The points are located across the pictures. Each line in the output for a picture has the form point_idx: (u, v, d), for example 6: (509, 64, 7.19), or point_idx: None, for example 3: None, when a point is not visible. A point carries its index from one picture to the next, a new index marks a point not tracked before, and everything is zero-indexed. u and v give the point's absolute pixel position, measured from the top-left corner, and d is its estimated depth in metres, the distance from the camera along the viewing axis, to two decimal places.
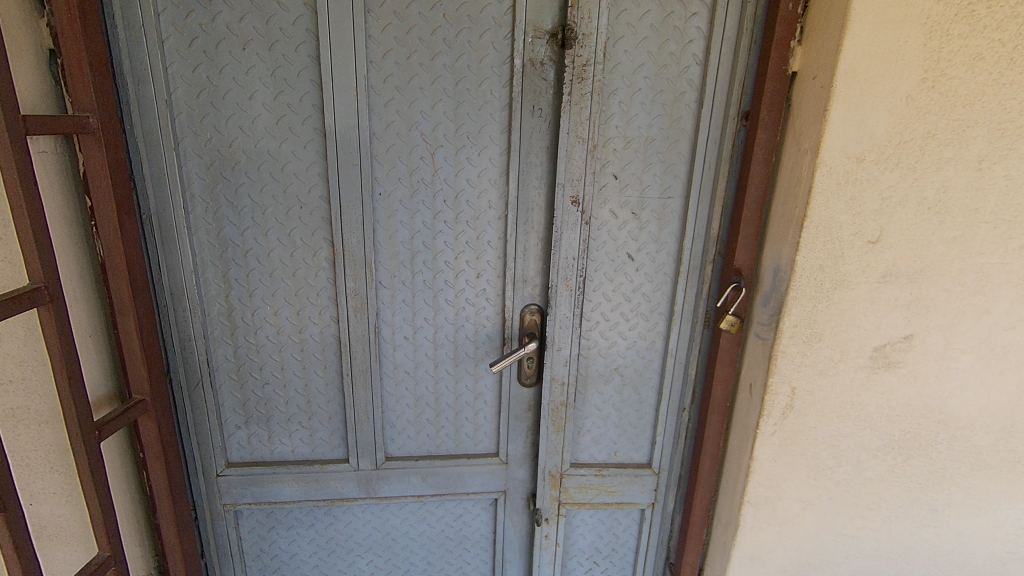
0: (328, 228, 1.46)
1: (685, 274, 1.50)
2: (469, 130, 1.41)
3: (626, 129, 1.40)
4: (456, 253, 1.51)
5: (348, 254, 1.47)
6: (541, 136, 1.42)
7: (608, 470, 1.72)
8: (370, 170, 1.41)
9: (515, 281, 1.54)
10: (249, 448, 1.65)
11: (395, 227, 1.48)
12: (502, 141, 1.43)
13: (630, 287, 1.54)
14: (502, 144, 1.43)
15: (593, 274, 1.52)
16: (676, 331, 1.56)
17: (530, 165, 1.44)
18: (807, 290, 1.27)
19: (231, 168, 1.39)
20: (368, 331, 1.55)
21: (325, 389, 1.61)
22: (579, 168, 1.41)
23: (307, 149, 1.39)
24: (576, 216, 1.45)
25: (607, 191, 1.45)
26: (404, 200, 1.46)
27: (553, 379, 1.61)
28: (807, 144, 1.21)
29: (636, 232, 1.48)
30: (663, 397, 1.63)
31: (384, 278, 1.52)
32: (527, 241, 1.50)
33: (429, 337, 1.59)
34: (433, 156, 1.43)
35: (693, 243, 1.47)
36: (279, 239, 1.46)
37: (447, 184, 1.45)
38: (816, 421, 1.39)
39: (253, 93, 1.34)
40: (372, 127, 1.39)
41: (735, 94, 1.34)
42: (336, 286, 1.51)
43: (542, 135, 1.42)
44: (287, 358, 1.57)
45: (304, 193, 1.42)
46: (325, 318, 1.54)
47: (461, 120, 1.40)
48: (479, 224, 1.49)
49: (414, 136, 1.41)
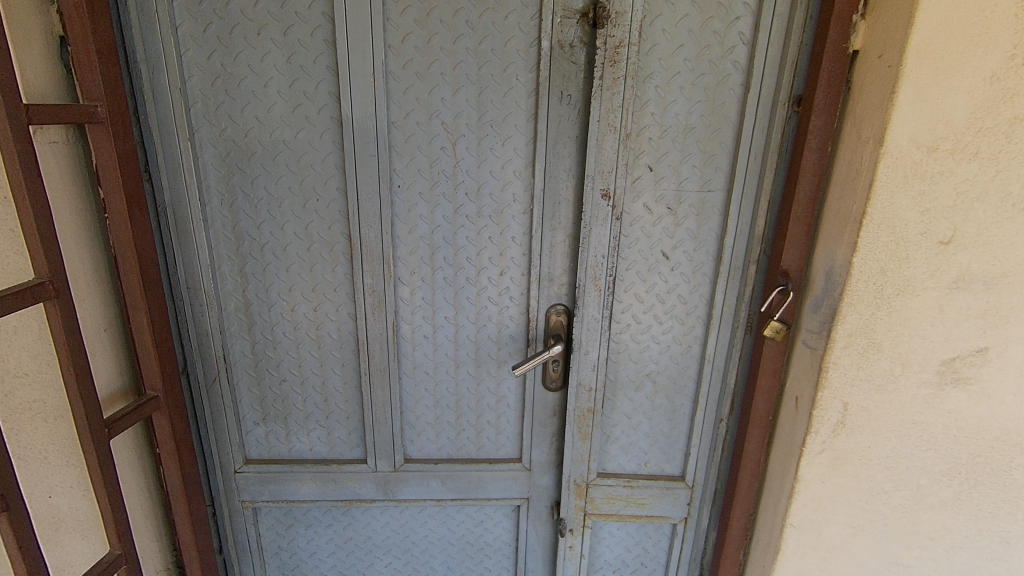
0: (345, 221, 1.40)
1: (726, 275, 1.38)
2: (493, 119, 1.33)
3: (663, 117, 1.28)
4: (479, 249, 1.44)
5: (366, 249, 1.41)
6: (569, 125, 1.32)
7: (637, 482, 1.62)
8: (389, 160, 1.35)
9: (540, 279, 1.46)
10: (266, 445, 1.62)
11: (414, 222, 1.41)
12: (527, 130, 1.34)
13: (664, 288, 1.43)
14: (529, 133, 1.34)
15: (625, 274, 1.41)
16: (715, 336, 1.44)
17: (558, 156, 1.34)
18: (863, 296, 1.14)
19: (247, 159, 1.35)
20: (386, 329, 1.49)
21: (343, 388, 1.57)
22: (611, 159, 1.30)
23: (324, 139, 1.33)
24: (607, 211, 1.34)
25: (641, 185, 1.33)
26: (424, 193, 1.38)
27: (580, 384, 1.51)
28: (868, 133, 1.07)
29: (671, 229, 1.37)
30: (698, 407, 1.51)
31: (403, 274, 1.46)
32: (554, 238, 1.41)
33: (450, 337, 1.53)
34: (454, 147, 1.35)
35: (736, 241, 1.34)
36: (296, 233, 1.41)
37: (469, 176, 1.37)
38: (870, 441, 1.26)
39: (268, 80, 1.29)
40: (390, 116, 1.32)
41: (787, 77, 1.20)
42: (354, 282, 1.45)
43: (571, 123, 1.32)
44: (304, 354, 1.53)
45: (320, 185, 1.37)
46: (342, 315, 1.49)
47: (484, 108, 1.32)
48: (502, 218, 1.41)
49: (434, 125, 1.33)
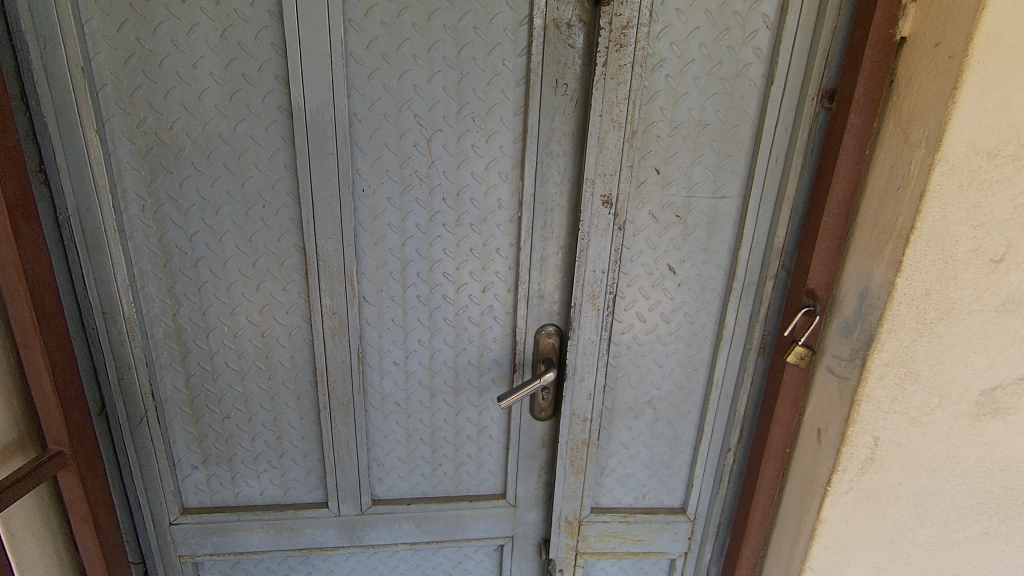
0: (298, 232, 1.17)
1: (739, 291, 1.22)
2: (475, 111, 1.13)
3: (673, 111, 1.11)
4: (458, 263, 1.24)
5: (324, 265, 1.19)
6: (564, 120, 1.14)
7: (634, 517, 1.46)
8: (351, 159, 1.13)
9: (529, 297, 1.27)
10: (208, 491, 1.39)
11: (381, 231, 1.20)
12: (516, 125, 1.15)
13: (669, 306, 1.26)
14: (517, 129, 1.15)
15: (626, 290, 1.24)
16: (724, 358, 1.28)
17: (551, 156, 1.16)
18: (905, 321, 1.00)
19: (173, 156, 1.10)
20: (349, 356, 1.28)
21: (298, 423, 1.35)
22: (614, 160, 1.12)
23: (270, 133, 1.10)
24: (608, 220, 1.16)
25: (646, 189, 1.16)
26: (393, 198, 1.17)
27: (574, 415, 1.33)
28: (919, 134, 0.92)
29: (679, 240, 1.20)
30: (704, 435, 1.36)
31: (368, 292, 1.24)
32: (545, 250, 1.23)
33: (424, 363, 1.33)
34: (429, 144, 1.14)
35: (752, 254, 1.19)
36: (237, 246, 1.18)
37: (447, 179, 1.17)
38: (900, 476, 1.13)
39: (198, 60, 1.05)
40: (351, 106, 1.10)
41: (818, 68, 1.04)
42: (310, 303, 1.22)
43: (567, 117, 1.13)
44: (252, 387, 1.30)
45: (267, 188, 1.14)
46: (296, 340, 1.27)
47: (464, 98, 1.12)
48: (486, 227, 1.22)
49: (406, 117, 1.12)
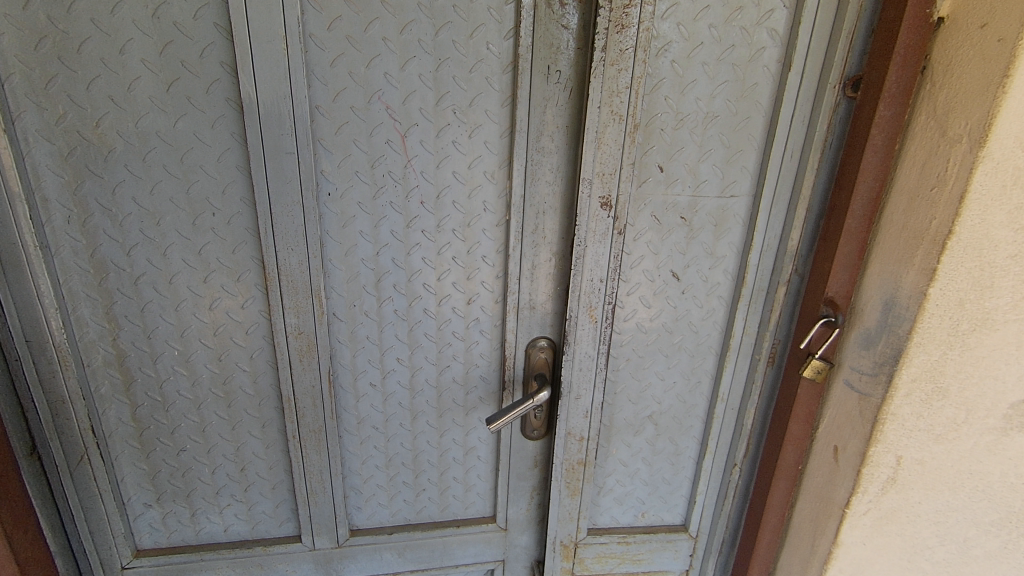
0: (256, 243, 1.03)
1: (748, 298, 1.12)
2: (456, 102, 1.00)
3: (679, 102, 0.99)
4: (439, 273, 1.12)
5: (287, 279, 1.05)
6: (557, 112, 1.01)
7: (633, 537, 1.37)
8: (314, 159, 0.99)
9: (519, 308, 1.15)
10: (165, 530, 1.24)
11: (352, 240, 1.06)
12: (503, 118, 1.02)
13: (672, 315, 1.15)
14: (504, 122, 1.02)
15: (625, 299, 1.13)
16: (731, 370, 1.18)
17: (542, 153, 1.04)
18: (936, 334, 0.92)
19: (103, 159, 0.94)
20: (319, 379, 1.15)
21: (264, 453, 1.22)
22: (614, 157, 1.00)
23: (217, 130, 0.95)
24: (607, 224, 1.04)
25: (648, 189, 1.04)
26: (364, 202, 1.04)
27: (569, 434, 1.23)
28: (961, 128, 0.82)
29: (683, 245, 1.09)
30: (708, 451, 1.27)
31: (339, 307, 1.11)
32: (536, 257, 1.11)
33: (403, 383, 1.20)
34: (404, 140, 1.01)
35: (763, 259, 1.09)
36: (185, 260, 1.02)
37: (425, 179, 1.04)
38: (921, 495, 1.06)
39: (127, 44, 0.89)
40: (313, 98, 0.95)
41: (841, 52, 0.93)
42: (272, 322, 1.09)
43: (560, 109, 1.01)
44: (209, 416, 1.16)
45: (217, 194, 0.99)
46: (258, 364, 1.13)
47: (443, 88, 0.99)
48: (470, 232, 1.09)
49: (377, 110, 0.98)
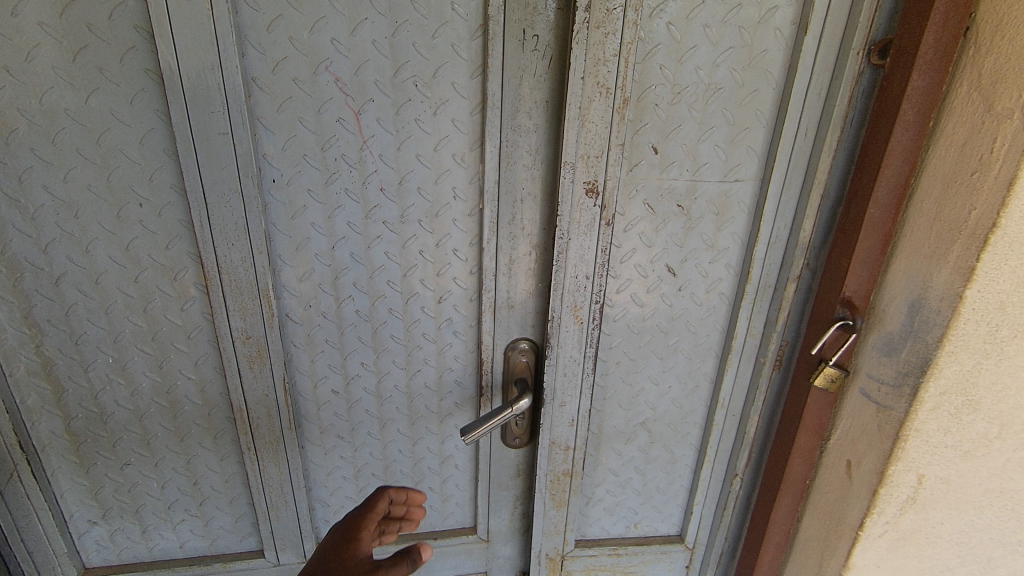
0: (192, 237, 0.90)
1: (753, 295, 1.00)
2: (417, 74, 0.86)
3: (676, 72, 0.85)
4: (405, 269, 0.99)
5: (229, 278, 0.93)
6: (535, 85, 0.87)
7: (625, 549, 1.27)
8: (253, 141, 0.85)
9: (496, 307, 1.03)
10: (114, 547, 1.14)
11: (302, 233, 0.94)
12: (472, 92, 0.88)
13: (667, 314, 1.03)
14: (474, 96, 0.88)
15: (615, 297, 1.00)
16: (733, 374, 1.07)
17: (518, 132, 0.90)
18: (971, 341, 0.80)
19: (4, 142, 0.81)
20: (272, 387, 1.03)
21: (218, 466, 1.10)
22: (601, 137, 0.86)
23: (137, 108, 0.81)
24: (593, 213, 0.91)
25: (640, 173, 0.91)
26: (315, 190, 0.91)
27: (553, 443, 1.12)
28: (1013, 102, 0.70)
29: (681, 236, 0.96)
30: (706, 460, 1.16)
31: (292, 308, 0.99)
32: (514, 251, 0.98)
33: (370, 389, 1.09)
34: (358, 118, 0.87)
35: (770, 251, 0.96)
36: (111, 258, 0.90)
37: (384, 163, 0.91)
38: (943, 516, 0.95)
39: (20, 5, 0.75)
40: (248, 69, 0.82)
41: (867, 12, 0.79)
42: (215, 326, 0.97)
43: (538, 81, 0.87)
44: (153, 428, 1.05)
45: (142, 182, 0.86)
46: (204, 370, 1.01)
47: (402, 57, 0.85)
48: (438, 223, 0.96)
49: (325, 83, 0.85)
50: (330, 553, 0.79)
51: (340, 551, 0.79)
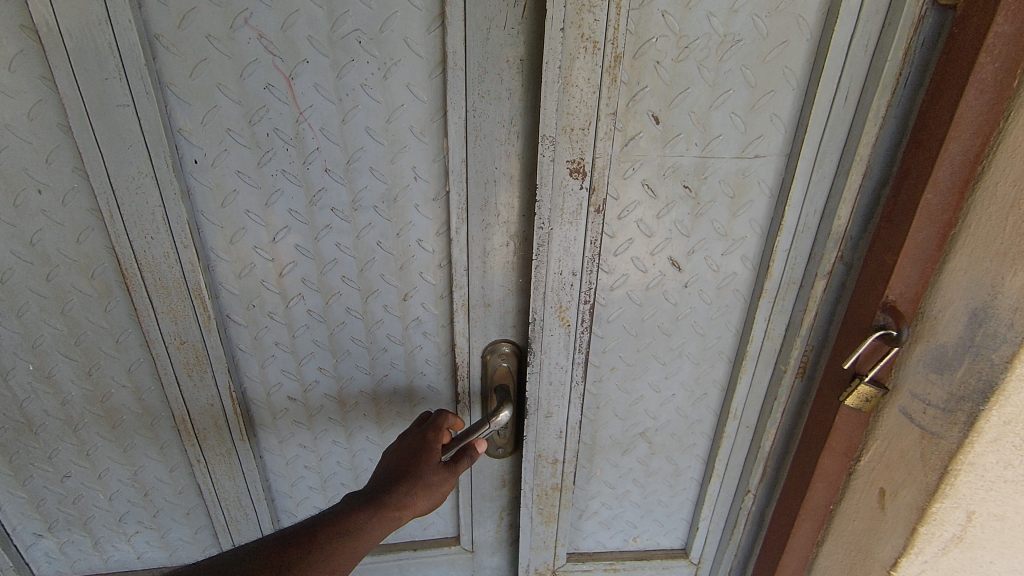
0: (104, 229, 0.77)
1: (773, 293, 0.84)
2: (360, 28, 0.70)
3: (682, 21, 0.67)
4: (361, 263, 0.85)
5: (153, 276, 0.80)
6: (505, 40, 0.71)
7: (623, 564, 1.15)
8: (163, 114, 0.71)
9: (470, 306, 0.88)
10: (65, 560, 1.06)
11: (237, 222, 0.80)
12: (429, 50, 0.72)
13: (670, 313, 0.88)
14: (432, 55, 0.72)
15: (608, 296, 0.85)
16: (747, 382, 0.92)
17: (487, 100, 0.74)
18: None
19: None
20: (217, 396, 0.91)
21: (169, 477, 1.00)
22: (588, 104, 0.69)
23: (18, 76, 0.68)
24: (580, 198, 0.74)
25: (638, 149, 0.74)
26: (246, 171, 0.77)
27: (539, 456, 0.98)
28: None
29: (687, 225, 0.80)
30: (714, 473, 1.02)
31: (233, 308, 0.86)
32: (488, 241, 0.83)
33: (331, 395, 0.96)
34: (290, 83, 0.73)
35: (796, 242, 0.80)
36: (15, 253, 0.78)
37: (327, 139, 0.76)
38: (994, 556, 0.83)
39: None
40: (148, 24, 0.68)
41: None
42: (144, 330, 0.84)
43: (509, 35, 0.71)
44: (91, 438, 0.94)
45: (37, 165, 0.73)
46: (140, 377, 0.90)
47: (339, 7, 0.69)
48: (397, 209, 0.81)
49: (245, 40, 0.70)
50: (403, 462, 0.81)
51: (413, 460, 0.81)
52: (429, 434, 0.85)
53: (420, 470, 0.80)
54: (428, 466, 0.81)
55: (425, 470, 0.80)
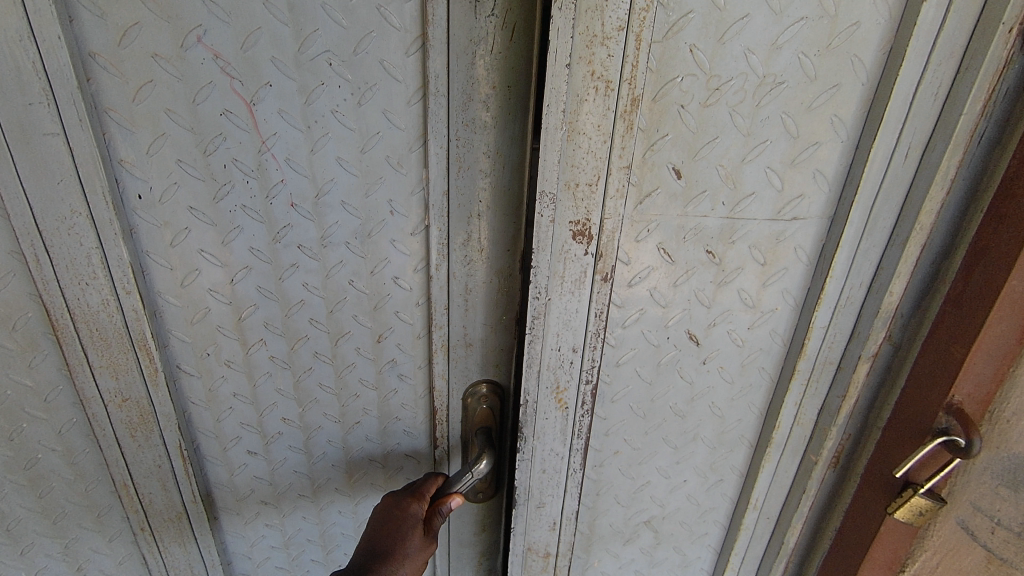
0: (28, 274, 0.65)
1: (808, 374, 0.71)
2: (329, 46, 0.58)
3: (713, 57, 0.55)
4: (331, 304, 0.72)
5: (88, 327, 0.68)
6: (493, 63, 0.59)
7: None
8: (98, 144, 0.59)
9: (450, 346, 0.75)
10: None
11: (190, 261, 0.67)
12: (411, 74, 0.60)
13: (686, 392, 0.75)
14: (412, 80, 0.60)
15: (614, 372, 0.72)
16: (769, 472, 0.79)
17: (469, 130, 0.62)
18: None
19: None
20: (166, 456, 0.78)
21: (107, 548, 0.86)
22: (596, 156, 0.56)
23: None
24: (584, 265, 0.62)
25: (653, 208, 0.62)
26: (199, 210, 0.65)
27: (529, 551, 0.85)
28: None
29: (708, 294, 0.68)
30: (729, 565, 0.89)
31: (184, 357, 0.73)
32: (469, 280, 0.71)
33: (297, 448, 0.82)
34: (251, 110, 0.60)
35: (836, 318, 0.67)
36: None
37: (294, 171, 0.64)
38: None
39: None
40: (80, 41, 0.56)
41: None
42: (78, 387, 0.72)
43: (495, 57, 0.59)
44: (14, 507, 0.81)
45: None
46: (72, 439, 0.77)
47: (306, 23, 0.57)
48: (372, 246, 0.68)
49: (199, 61, 0.58)
50: (383, 536, 0.71)
51: (392, 532, 0.72)
52: (410, 501, 0.75)
53: (400, 546, 0.70)
54: (411, 539, 0.71)
55: (408, 546, 0.71)
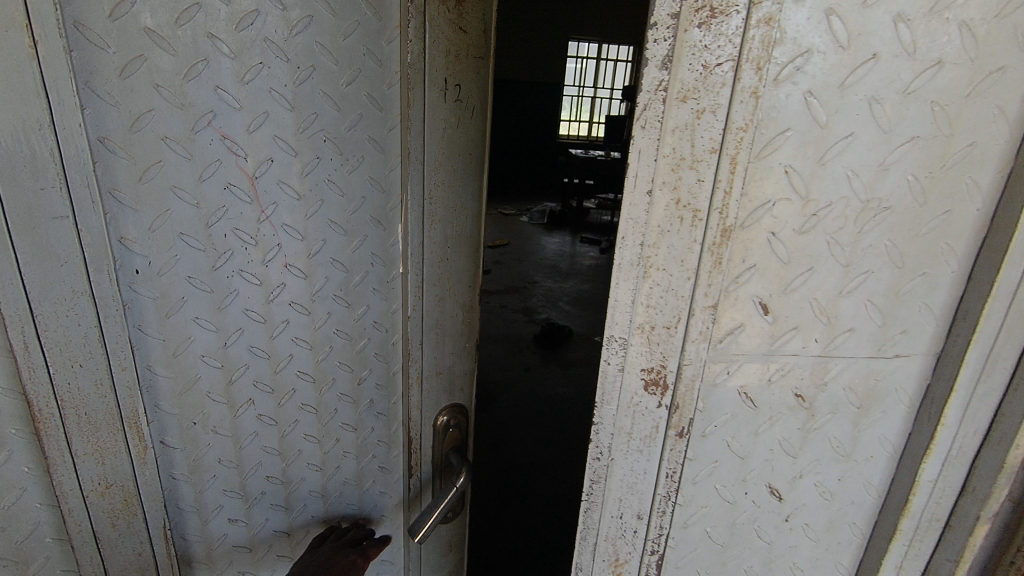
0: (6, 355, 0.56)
1: (911, 536, 0.60)
2: (325, 127, 0.63)
3: (811, 181, 0.47)
4: (318, 354, 0.72)
5: (76, 414, 0.60)
6: (457, 135, 0.69)
7: None
8: (105, 225, 0.56)
9: (423, 378, 0.79)
10: None
11: (182, 331, 0.64)
12: (392, 146, 0.67)
13: (766, 555, 0.62)
14: (395, 151, 0.68)
15: (685, 533, 0.60)
16: None
17: (438, 189, 0.70)
18: None
19: None
20: (147, 542, 0.70)
21: None
22: (678, 294, 0.46)
23: None
24: (656, 419, 0.51)
25: (734, 349, 0.51)
26: (197, 278, 0.63)
27: None
28: None
29: (795, 442, 0.57)
30: None
31: (168, 430, 0.68)
32: (440, 316, 0.77)
33: (278, 507, 0.78)
34: (254, 182, 0.62)
35: (946, 472, 0.56)
36: None
37: (288, 234, 0.65)
38: None
39: None
40: (93, 125, 0.54)
41: None
42: (53, 483, 0.63)
43: (459, 130, 0.69)
44: None
45: None
46: (38, 544, 0.65)
47: (307, 108, 0.61)
48: (356, 294, 0.72)
49: (208, 142, 0.58)
50: None
51: None
52: (357, 558, 0.73)
53: None
54: None
55: None
